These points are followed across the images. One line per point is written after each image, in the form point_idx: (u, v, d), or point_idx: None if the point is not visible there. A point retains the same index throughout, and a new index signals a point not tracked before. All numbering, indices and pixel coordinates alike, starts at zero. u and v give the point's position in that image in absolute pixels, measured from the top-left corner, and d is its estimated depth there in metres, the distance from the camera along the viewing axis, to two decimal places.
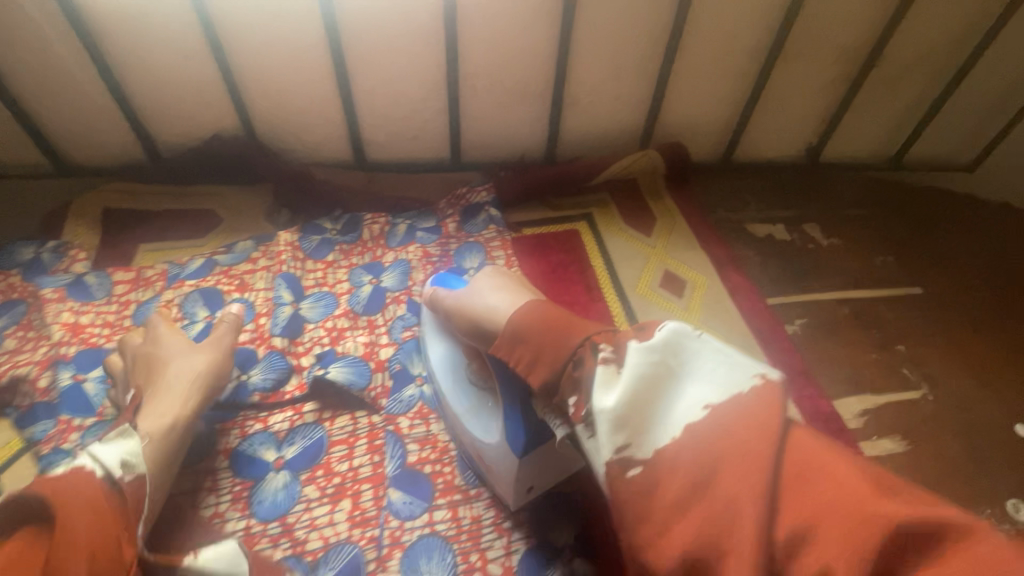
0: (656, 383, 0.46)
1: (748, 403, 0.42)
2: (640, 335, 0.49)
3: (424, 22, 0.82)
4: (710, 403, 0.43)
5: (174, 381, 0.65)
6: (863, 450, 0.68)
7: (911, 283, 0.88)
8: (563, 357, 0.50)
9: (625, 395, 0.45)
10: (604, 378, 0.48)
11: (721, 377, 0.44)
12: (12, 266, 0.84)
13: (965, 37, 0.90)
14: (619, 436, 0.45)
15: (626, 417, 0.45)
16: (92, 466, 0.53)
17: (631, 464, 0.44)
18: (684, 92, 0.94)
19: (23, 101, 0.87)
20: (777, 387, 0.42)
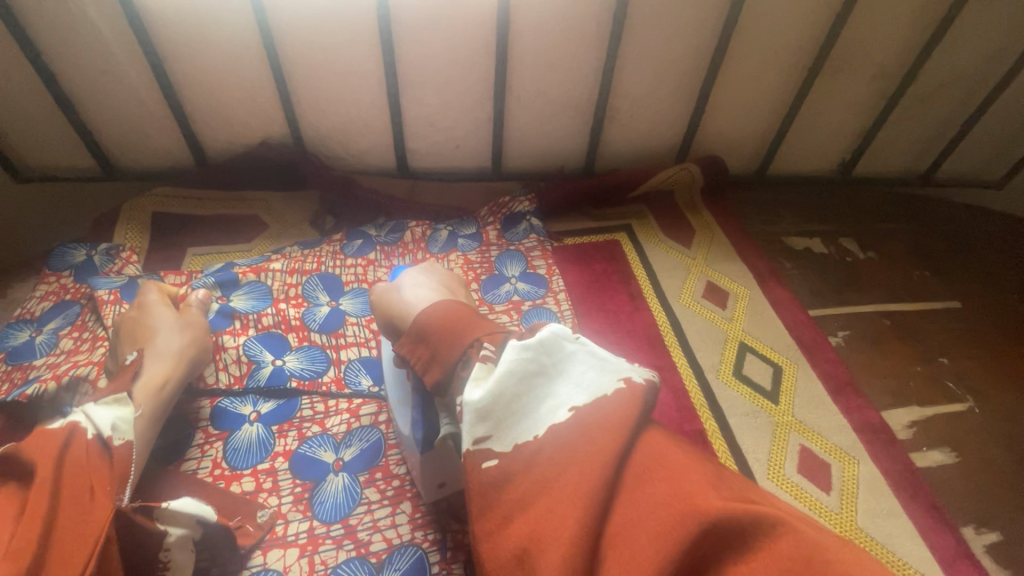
0: (529, 380, 0.49)
1: (611, 407, 0.45)
2: (522, 334, 0.53)
3: (477, 34, 0.85)
4: (574, 406, 0.46)
5: (161, 351, 0.66)
6: (913, 462, 0.68)
7: (950, 297, 0.89)
8: (455, 354, 0.53)
9: (495, 390, 0.48)
10: (480, 372, 0.50)
11: (588, 380, 0.48)
12: (64, 267, 0.85)
13: (1000, 57, 0.92)
14: (482, 428, 0.47)
15: (490, 410, 0.47)
16: (85, 424, 0.54)
17: (488, 455, 0.46)
18: (723, 107, 0.96)
19: (80, 106, 0.89)
20: (637, 392, 0.46)
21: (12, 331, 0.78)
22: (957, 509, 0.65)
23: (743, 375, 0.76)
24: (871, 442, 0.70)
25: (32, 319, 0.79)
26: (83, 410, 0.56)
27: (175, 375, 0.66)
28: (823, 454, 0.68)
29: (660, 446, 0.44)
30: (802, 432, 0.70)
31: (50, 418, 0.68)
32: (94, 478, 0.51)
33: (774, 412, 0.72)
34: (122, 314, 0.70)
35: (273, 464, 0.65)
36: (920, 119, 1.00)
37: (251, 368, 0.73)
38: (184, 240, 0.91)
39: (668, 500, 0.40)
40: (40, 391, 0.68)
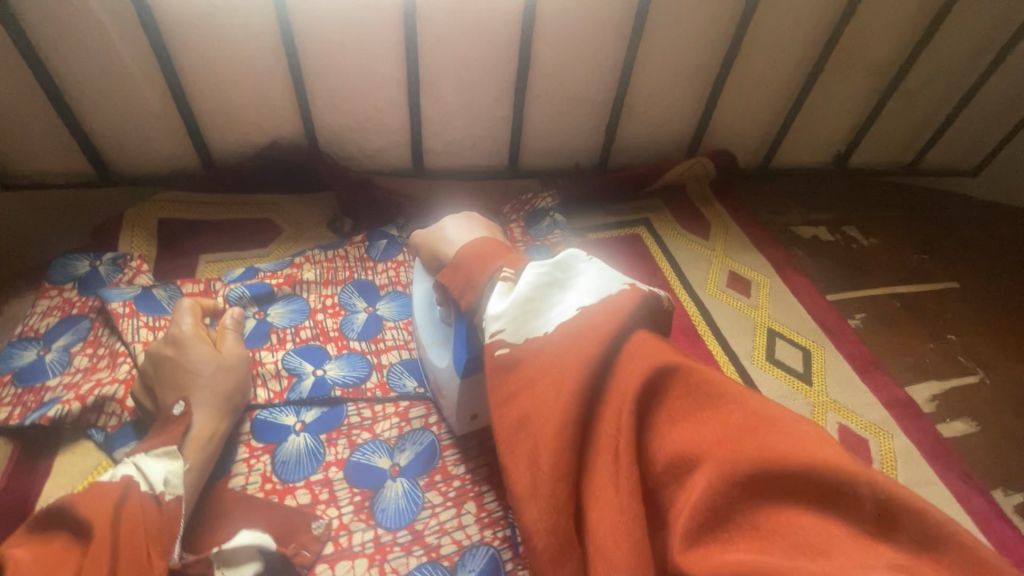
0: (544, 289, 0.48)
1: (614, 304, 0.44)
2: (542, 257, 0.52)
3: (500, 31, 0.85)
4: (581, 304, 0.45)
5: (209, 396, 0.64)
6: (941, 432, 0.72)
7: (948, 278, 0.95)
8: (480, 274, 0.51)
9: (512, 298, 0.47)
10: (501, 288, 0.49)
11: (598, 284, 0.46)
12: (67, 280, 0.79)
13: (981, 54, 0.99)
14: (497, 325, 0.47)
15: (508, 311, 0.47)
16: (137, 478, 0.54)
17: (501, 347, 0.46)
18: (733, 102, 1.00)
19: (76, 107, 0.83)
20: (646, 294, 0.45)
21: (16, 351, 0.72)
22: (984, 474, 0.69)
23: (776, 359, 0.79)
24: (901, 416, 0.73)
25: (37, 337, 0.73)
26: (135, 461, 0.56)
27: (221, 422, 0.64)
28: (860, 430, 0.72)
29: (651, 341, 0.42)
30: (838, 411, 0.73)
31: (77, 440, 0.64)
32: (146, 538, 0.51)
33: (810, 393, 0.75)
34: (155, 350, 0.66)
35: (327, 474, 0.63)
36: (909, 112, 1.06)
37: (292, 381, 0.71)
38: (195, 247, 0.87)
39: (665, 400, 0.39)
40: (63, 412, 0.63)
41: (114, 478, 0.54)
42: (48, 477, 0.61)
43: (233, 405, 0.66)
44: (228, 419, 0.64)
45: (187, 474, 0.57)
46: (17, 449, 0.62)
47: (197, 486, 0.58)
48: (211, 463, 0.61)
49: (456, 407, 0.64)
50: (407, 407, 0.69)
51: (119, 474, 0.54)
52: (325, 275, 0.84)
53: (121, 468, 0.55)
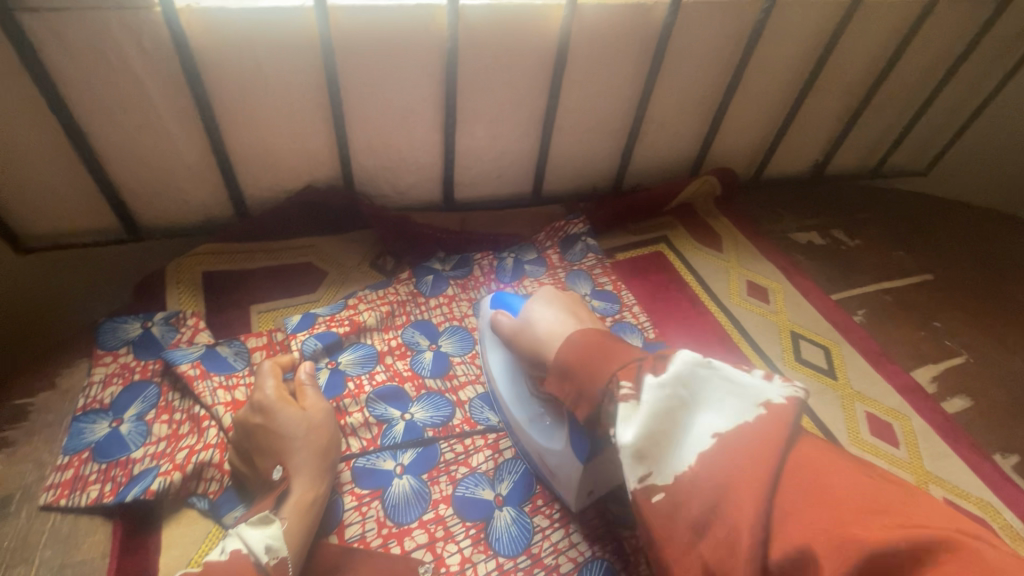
0: (670, 415, 0.46)
1: (757, 436, 0.42)
2: (654, 362, 0.50)
3: (531, 71, 0.89)
4: (719, 432, 0.44)
5: (304, 458, 0.64)
6: (945, 409, 0.85)
7: (924, 271, 1.09)
8: (597, 387, 0.51)
9: (642, 428, 0.46)
10: (625, 410, 0.47)
11: (728, 407, 0.45)
12: (119, 344, 0.77)
13: (935, 72, 1.13)
14: (641, 467, 0.46)
15: (644, 447, 0.46)
16: (243, 548, 0.55)
17: (654, 490, 0.45)
18: (732, 124, 1.10)
19: (107, 164, 0.80)
20: (783, 407, 0.43)
21: (86, 425, 0.70)
22: (986, 442, 0.82)
23: (803, 359, 0.89)
24: (914, 400, 0.86)
25: (105, 408, 0.71)
26: (238, 533, 0.57)
27: (321, 484, 0.64)
28: (883, 416, 0.83)
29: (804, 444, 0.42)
30: (863, 401, 0.85)
31: (181, 509, 0.65)
32: None
33: (837, 388, 0.86)
34: (245, 419, 0.66)
35: (438, 512, 0.68)
36: (876, 124, 1.20)
37: (383, 429, 0.74)
38: (246, 296, 0.87)
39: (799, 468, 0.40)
40: (166, 484, 0.64)
41: (223, 554, 0.55)
42: (161, 550, 0.62)
43: (329, 464, 0.66)
44: (326, 480, 0.65)
45: (287, 538, 0.58)
46: (120, 527, 0.63)
47: (303, 551, 0.59)
48: (314, 524, 0.62)
49: (571, 483, 0.64)
50: (504, 447, 0.74)
51: (227, 549, 0.55)
52: (382, 315, 0.86)
53: (228, 542, 0.57)
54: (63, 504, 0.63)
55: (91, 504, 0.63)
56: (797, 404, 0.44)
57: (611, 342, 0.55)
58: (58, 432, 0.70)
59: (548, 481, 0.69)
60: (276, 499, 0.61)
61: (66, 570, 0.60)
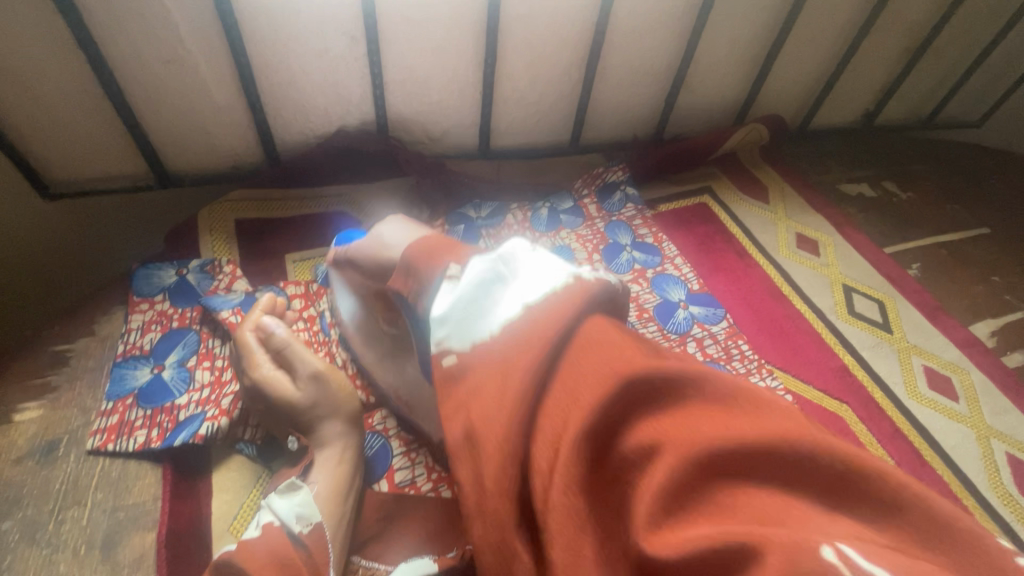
0: (485, 288, 0.47)
1: (559, 303, 0.44)
2: (481, 252, 0.51)
3: (578, 7, 0.82)
4: (526, 302, 0.45)
5: (331, 423, 0.62)
6: (1006, 364, 0.82)
7: (981, 225, 1.04)
8: (424, 273, 0.50)
9: (452, 299, 0.47)
10: (446, 286, 0.49)
11: (540, 281, 0.46)
12: (156, 292, 0.75)
13: (1003, 13, 1.05)
14: (443, 331, 0.46)
15: (450, 314, 0.46)
16: (274, 519, 0.54)
17: (447, 353, 0.46)
18: (782, 69, 1.03)
19: (135, 106, 0.76)
20: (588, 285, 0.45)
21: (127, 371, 0.68)
22: None
23: (857, 313, 0.86)
24: (972, 354, 0.83)
25: (145, 354, 0.70)
26: (268, 504, 0.55)
27: (349, 444, 0.61)
28: (941, 369, 0.80)
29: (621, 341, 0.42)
30: (920, 355, 0.82)
31: (229, 455, 0.64)
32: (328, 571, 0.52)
33: (893, 341, 0.83)
34: (252, 403, 0.63)
35: None
36: (935, 69, 1.12)
37: None
38: (281, 246, 0.85)
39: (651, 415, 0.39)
40: (214, 429, 0.63)
41: (256, 529, 0.53)
42: (212, 494, 0.61)
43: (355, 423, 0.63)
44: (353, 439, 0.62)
45: (318, 502, 0.56)
46: (170, 470, 0.62)
47: (340, 513, 0.56)
48: (350, 488, 0.59)
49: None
50: None
51: (260, 523, 0.54)
52: None
53: (259, 515, 0.55)
54: (111, 448, 0.62)
55: (138, 449, 0.62)
56: (608, 286, 0.47)
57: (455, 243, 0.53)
58: (100, 378, 0.68)
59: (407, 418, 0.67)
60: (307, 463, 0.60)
61: (119, 513, 0.59)
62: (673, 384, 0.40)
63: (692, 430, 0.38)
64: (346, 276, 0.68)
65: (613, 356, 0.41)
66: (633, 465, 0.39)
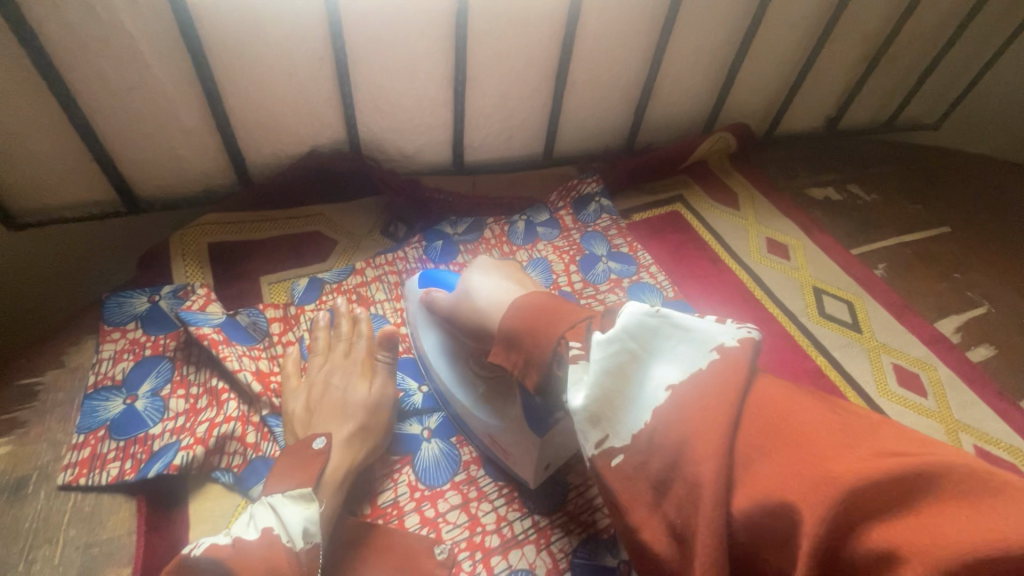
0: (622, 373, 0.44)
1: (712, 384, 0.40)
2: (602, 324, 0.48)
3: (544, 25, 0.84)
4: (672, 385, 0.42)
5: (344, 429, 0.64)
6: (970, 358, 0.85)
7: (942, 224, 1.08)
8: (541, 353, 0.50)
9: (592, 390, 0.45)
10: (576, 373, 0.47)
11: (683, 357, 0.43)
12: (127, 320, 0.74)
13: (951, 21, 1.09)
14: (596, 431, 0.44)
15: (598, 411, 0.44)
16: (278, 529, 0.50)
17: (613, 454, 0.43)
18: (746, 79, 1.06)
19: (102, 132, 0.76)
20: (733, 353, 0.42)
21: (99, 403, 0.67)
22: (1013, 389, 0.82)
23: (827, 314, 0.88)
24: (939, 350, 0.85)
25: (118, 384, 0.69)
26: (273, 507, 0.53)
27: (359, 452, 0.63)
28: (910, 366, 0.83)
29: (771, 392, 0.40)
30: (889, 353, 0.84)
31: (206, 484, 0.63)
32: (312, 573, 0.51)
33: (863, 341, 0.85)
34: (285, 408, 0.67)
35: (469, 473, 0.67)
36: (891, 76, 1.16)
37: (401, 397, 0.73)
38: (257, 268, 0.85)
39: (792, 459, 0.35)
40: (189, 458, 0.62)
41: (256, 531, 0.50)
42: (189, 526, 0.60)
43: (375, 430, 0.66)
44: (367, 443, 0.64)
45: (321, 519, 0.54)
46: (144, 503, 0.61)
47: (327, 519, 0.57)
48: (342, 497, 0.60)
49: (528, 461, 0.61)
50: None
51: (261, 527, 0.50)
52: (377, 284, 0.86)
53: (259, 511, 0.52)
54: (83, 483, 0.61)
55: (112, 482, 0.61)
56: (758, 346, 0.42)
57: (569, 309, 0.52)
58: (70, 411, 0.67)
59: (496, 460, 0.66)
60: (315, 469, 0.58)
61: (93, 549, 0.58)
62: (908, 477, 0.32)
63: (935, 534, 0.30)
64: (432, 319, 0.69)
65: (767, 408, 0.39)
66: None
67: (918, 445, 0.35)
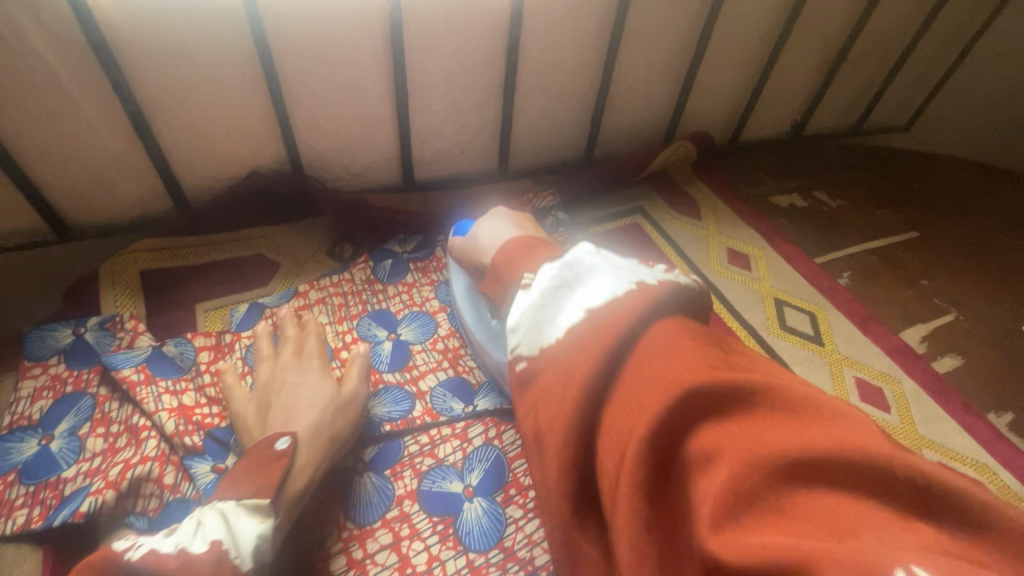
0: (550, 295, 0.44)
1: (622, 305, 0.39)
2: (554, 256, 0.48)
3: (485, 35, 0.82)
4: (591, 309, 0.41)
5: (305, 433, 0.60)
6: (936, 369, 0.82)
7: (909, 229, 1.05)
8: (507, 278, 0.50)
9: (522, 306, 0.45)
10: (520, 294, 0.46)
11: (607, 284, 0.42)
12: (49, 355, 0.70)
13: (913, 21, 1.07)
14: (514, 339, 0.44)
15: (522, 324, 0.44)
16: (227, 543, 0.47)
17: (520, 359, 0.43)
18: (704, 86, 1.04)
19: (22, 160, 0.72)
20: (654, 288, 0.40)
21: (12, 444, 0.63)
22: (980, 400, 0.79)
23: (788, 326, 0.85)
24: (903, 361, 0.82)
25: (33, 425, 0.65)
26: (225, 516, 0.49)
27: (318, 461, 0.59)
28: (873, 380, 0.80)
29: (670, 327, 0.38)
30: (852, 366, 0.81)
31: (119, 530, 0.59)
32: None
33: (825, 354, 0.82)
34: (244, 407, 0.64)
35: (402, 509, 0.63)
36: (855, 78, 1.14)
37: None
38: (193, 294, 0.81)
39: (659, 372, 0.35)
40: (97, 504, 0.58)
41: (202, 544, 0.46)
42: None
43: (332, 426, 0.63)
44: (323, 450, 0.60)
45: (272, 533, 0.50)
46: (50, 552, 0.58)
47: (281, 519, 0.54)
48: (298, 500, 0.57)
49: None
50: (471, 441, 0.69)
51: (209, 539, 0.46)
52: (320, 307, 0.82)
53: (208, 520, 0.48)
54: None
55: (17, 531, 0.57)
56: (678, 288, 0.40)
57: (540, 245, 0.52)
58: None
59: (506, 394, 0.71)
60: (273, 479, 0.54)
61: None
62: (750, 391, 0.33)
63: (763, 437, 0.32)
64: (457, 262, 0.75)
65: (651, 346, 0.36)
66: (693, 475, 0.33)
67: (762, 370, 0.37)
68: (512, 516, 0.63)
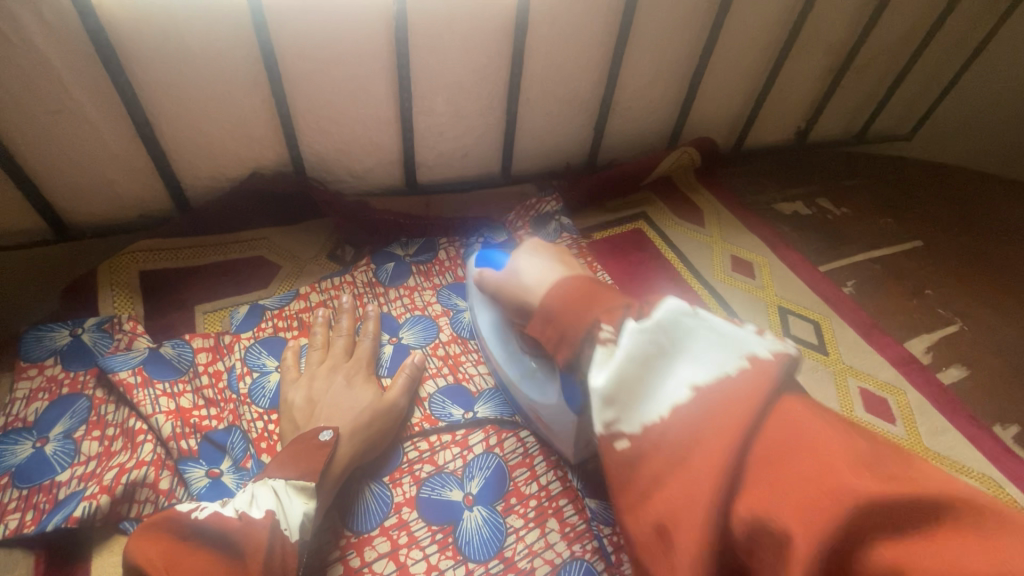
0: (648, 363, 0.41)
1: (739, 387, 0.36)
2: (637, 312, 0.45)
3: (490, 38, 0.81)
4: (698, 385, 0.38)
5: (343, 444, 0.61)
6: (940, 380, 0.81)
7: (912, 239, 1.04)
8: (577, 332, 0.46)
9: (613, 371, 0.41)
10: (602, 355, 0.43)
11: (714, 356, 0.39)
12: (45, 355, 0.69)
13: (919, 29, 1.07)
14: (608, 411, 0.41)
15: (615, 393, 0.41)
16: (278, 512, 0.51)
17: (619, 437, 0.40)
18: (709, 91, 1.04)
19: (20, 157, 0.72)
20: (770, 366, 0.37)
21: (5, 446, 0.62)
22: (985, 412, 0.78)
23: (792, 335, 0.85)
24: (908, 372, 0.82)
25: (28, 426, 0.64)
26: (275, 491, 0.53)
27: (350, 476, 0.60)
28: (879, 390, 0.79)
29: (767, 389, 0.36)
30: (855, 376, 0.81)
31: (115, 535, 0.59)
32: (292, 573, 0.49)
33: (829, 363, 0.82)
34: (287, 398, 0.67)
35: (400, 517, 0.62)
36: (860, 86, 1.14)
37: None
38: (193, 295, 0.81)
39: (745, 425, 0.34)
40: (91, 509, 0.57)
41: (259, 510, 0.50)
42: None
43: (372, 427, 0.65)
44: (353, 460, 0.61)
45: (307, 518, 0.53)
46: (44, 558, 0.57)
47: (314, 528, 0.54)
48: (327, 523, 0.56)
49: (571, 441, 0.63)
50: (473, 449, 0.68)
51: (263, 506, 0.51)
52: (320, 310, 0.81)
53: (262, 494, 0.52)
54: None
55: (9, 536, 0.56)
56: (792, 360, 0.37)
57: (605, 293, 0.48)
58: None
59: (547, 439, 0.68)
60: (321, 461, 0.57)
61: None
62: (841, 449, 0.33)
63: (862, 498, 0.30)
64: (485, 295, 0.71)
65: (735, 393, 0.36)
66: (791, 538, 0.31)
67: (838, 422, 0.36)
68: (512, 526, 0.63)
